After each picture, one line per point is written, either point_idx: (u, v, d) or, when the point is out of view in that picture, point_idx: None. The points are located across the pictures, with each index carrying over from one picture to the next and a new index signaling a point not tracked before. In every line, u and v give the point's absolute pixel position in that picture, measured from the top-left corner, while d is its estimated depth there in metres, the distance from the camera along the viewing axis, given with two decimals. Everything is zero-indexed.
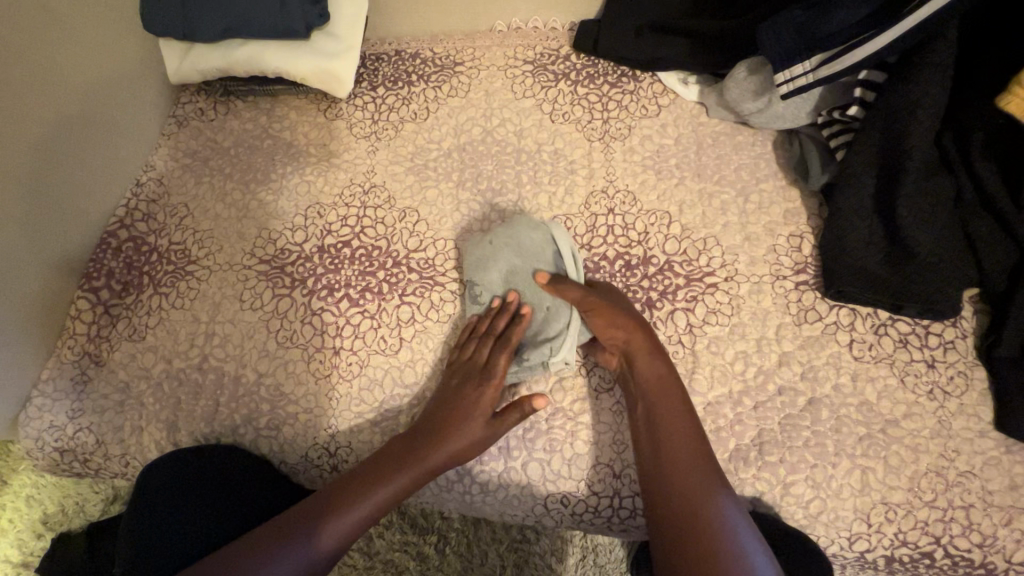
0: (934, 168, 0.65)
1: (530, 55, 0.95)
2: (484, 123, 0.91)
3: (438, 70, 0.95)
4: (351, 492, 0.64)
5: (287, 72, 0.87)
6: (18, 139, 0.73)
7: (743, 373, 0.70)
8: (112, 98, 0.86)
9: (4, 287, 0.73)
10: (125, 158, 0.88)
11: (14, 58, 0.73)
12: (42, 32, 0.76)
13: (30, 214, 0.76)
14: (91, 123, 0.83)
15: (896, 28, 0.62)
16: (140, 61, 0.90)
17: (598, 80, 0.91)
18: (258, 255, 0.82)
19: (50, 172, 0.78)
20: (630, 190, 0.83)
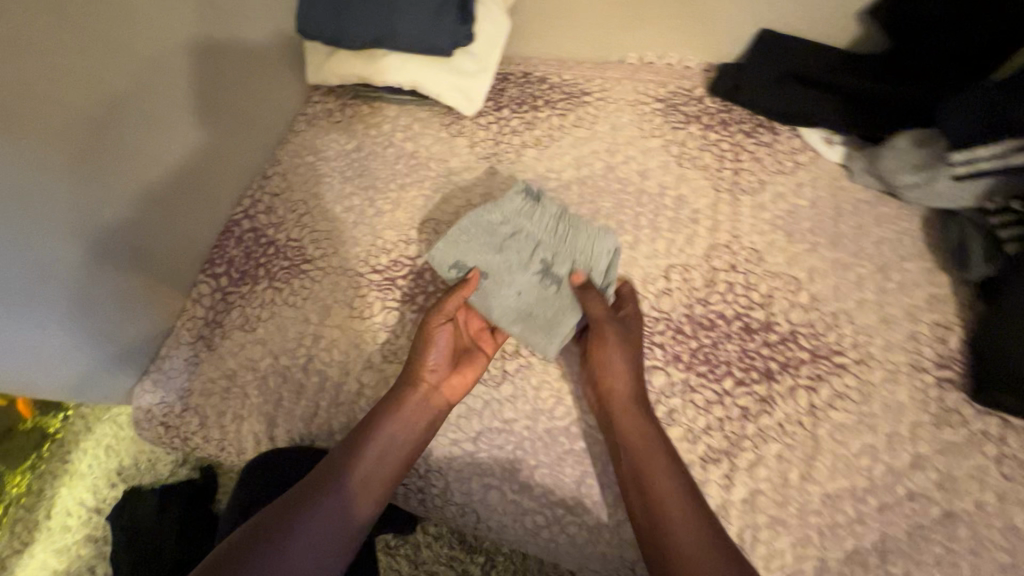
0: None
1: (661, 93, 0.93)
2: (607, 158, 0.89)
3: (565, 98, 0.94)
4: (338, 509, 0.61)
5: (425, 89, 0.88)
6: (161, 138, 0.76)
7: (870, 470, 0.65)
8: (243, 86, 0.87)
9: (135, 264, 0.77)
10: (254, 144, 0.92)
11: (177, 46, 0.75)
12: (186, 35, 0.76)
13: (171, 204, 0.80)
14: (226, 113, 0.85)
15: None
16: (263, 44, 0.90)
17: (732, 128, 0.88)
18: (372, 263, 0.83)
19: (187, 158, 0.81)
20: (756, 248, 0.80)
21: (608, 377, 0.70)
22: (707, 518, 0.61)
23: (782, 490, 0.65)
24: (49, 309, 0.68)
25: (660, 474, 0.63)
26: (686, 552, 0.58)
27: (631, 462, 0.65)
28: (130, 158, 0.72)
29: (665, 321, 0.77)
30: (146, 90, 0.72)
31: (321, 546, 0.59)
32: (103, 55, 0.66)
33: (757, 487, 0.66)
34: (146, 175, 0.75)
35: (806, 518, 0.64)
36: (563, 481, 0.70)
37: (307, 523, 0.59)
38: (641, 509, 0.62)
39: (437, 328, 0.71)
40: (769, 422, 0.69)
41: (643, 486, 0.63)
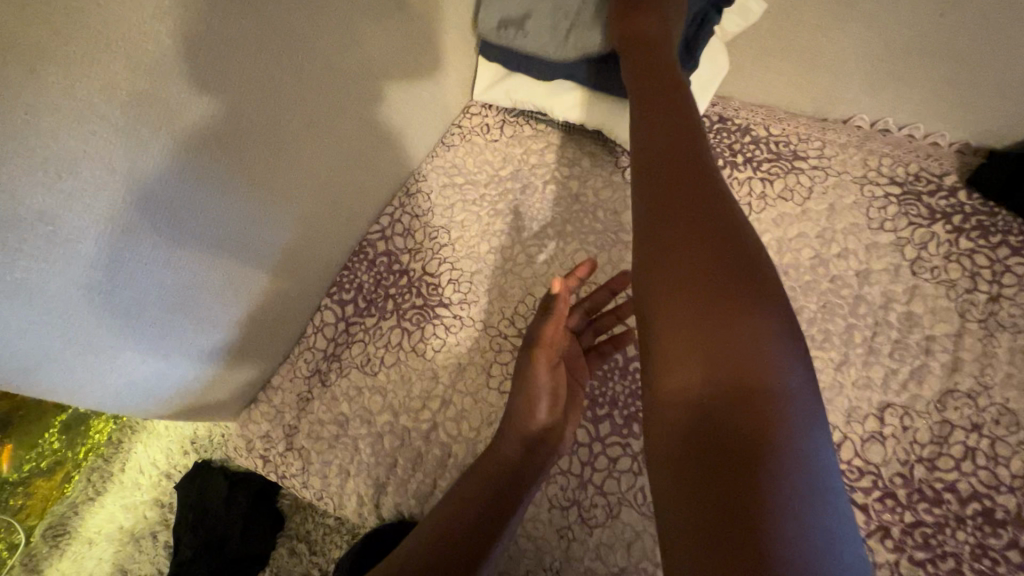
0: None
1: (899, 174, 0.74)
2: (818, 246, 0.72)
3: (771, 158, 0.77)
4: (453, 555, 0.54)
5: (615, 136, 0.76)
6: (262, 152, 0.58)
7: None
8: (381, 37, 0.65)
9: (248, 285, 0.64)
10: (401, 118, 0.74)
11: (341, 35, 0.60)
12: (353, 23, 0.61)
13: (292, 205, 0.65)
14: (360, 77, 0.65)
15: None
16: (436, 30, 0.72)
17: (995, 237, 0.69)
18: (518, 324, 0.71)
19: (329, 171, 0.68)
20: (1011, 407, 0.62)
21: (685, 203, 0.46)
22: (814, 429, 0.37)
23: None
24: (146, 343, 0.57)
25: (750, 340, 0.39)
26: (773, 445, 0.35)
27: (698, 312, 0.41)
28: (258, 164, 0.58)
29: (873, 479, 0.62)
30: (291, 83, 0.57)
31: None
32: (250, 39, 0.51)
33: None
34: (272, 185, 0.61)
35: None
36: None
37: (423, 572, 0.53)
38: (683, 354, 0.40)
39: (543, 356, 0.62)
40: None
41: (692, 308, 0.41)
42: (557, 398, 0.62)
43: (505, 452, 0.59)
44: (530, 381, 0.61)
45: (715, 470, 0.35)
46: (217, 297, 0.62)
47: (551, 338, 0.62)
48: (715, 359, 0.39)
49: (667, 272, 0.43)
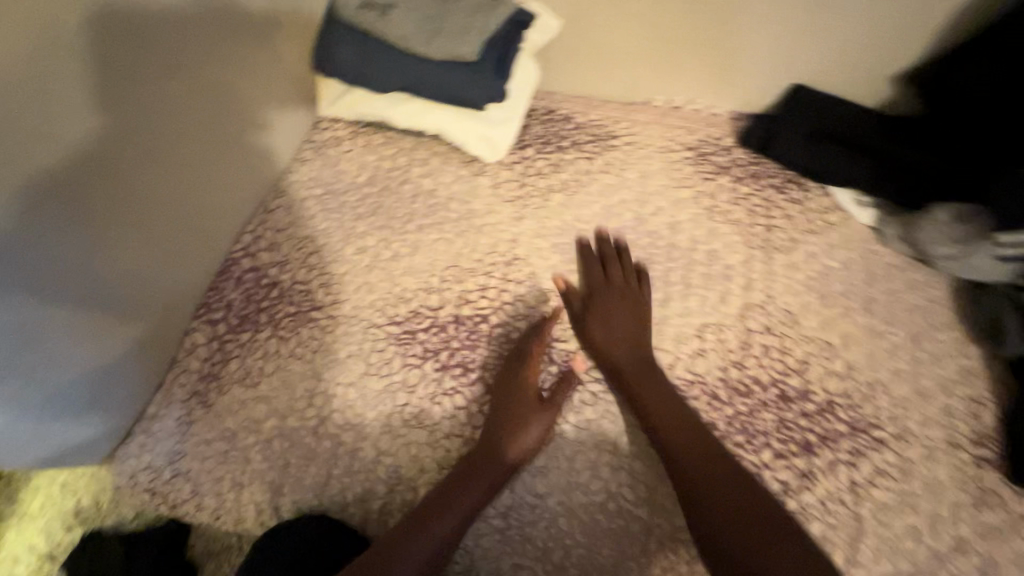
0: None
1: (691, 141, 0.90)
2: (636, 207, 0.86)
3: (591, 140, 0.90)
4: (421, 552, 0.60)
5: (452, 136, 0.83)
6: (113, 187, 0.60)
7: (914, 554, 0.63)
8: (224, 65, 0.70)
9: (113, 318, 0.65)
10: (252, 140, 0.79)
11: (177, 69, 0.64)
12: (185, 56, 0.64)
13: (149, 233, 0.67)
14: (208, 101, 0.69)
15: None
16: (266, 52, 0.76)
17: (763, 182, 0.86)
18: (389, 313, 0.77)
19: (184, 198, 0.70)
20: (790, 311, 0.78)
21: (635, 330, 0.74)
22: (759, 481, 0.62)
23: None
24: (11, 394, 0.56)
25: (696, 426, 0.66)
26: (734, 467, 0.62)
27: (667, 405, 0.68)
28: (112, 198, 0.61)
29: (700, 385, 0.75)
30: (132, 118, 0.61)
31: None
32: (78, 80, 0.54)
33: None
34: (130, 218, 0.64)
35: None
36: (597, 561, 0.66)
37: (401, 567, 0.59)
38: (672, 417, 0.67)
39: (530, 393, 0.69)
40: (810, 499, 0.67)
41: (667, 406, 0.68)
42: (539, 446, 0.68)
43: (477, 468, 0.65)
44: (514, 427, 0.67)
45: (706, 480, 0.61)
46: (87, 325, 0.62)
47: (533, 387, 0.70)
48: (679, 421, 0.66)
49: (647, 380, 0.70)
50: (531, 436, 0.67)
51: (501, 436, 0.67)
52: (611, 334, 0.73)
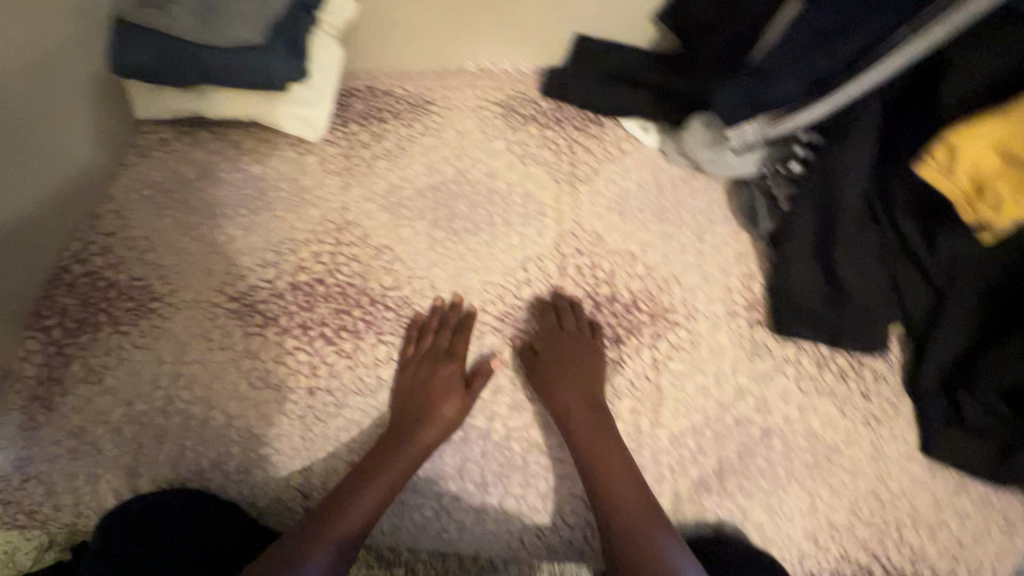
0: (876, 190, 0.70)
1: (500, 98, 0.99)
2: (456, 162, 0.94)
3: (409, 109, 0.98)
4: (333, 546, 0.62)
5: (265, 120, 0.88)
6: None
7: (704, 406, 0.76)
8: (24, 87, 0.71)
9: None
10: (57, 153, 0.79)
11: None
12: None
13: None
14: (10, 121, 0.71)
15: (825, 101, 0.66)
16: (56, 57, 0.74)
17: (566, 125, 0.97)
18: (228, 291, 0.81)
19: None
20: (597, 231, 0.89)
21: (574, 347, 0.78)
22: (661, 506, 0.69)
23: (636, 438, 0.75)
24: None
25: (620, 442, 0.72)
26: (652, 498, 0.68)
27: (592, 412, 0.73)
28: None
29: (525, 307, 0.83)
30: None
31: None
32: None
33: None
34: None
35: (658, 458, 0.73)
36: (445, 470, 0.73)
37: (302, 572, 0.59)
38: (598, 431, 0.72)
39: (447, 375, 0.75)
40: (622, 381, 0.78)
41: (593, 417, 0.73)
42: (451, 427, 0.73)
43: (393, 453, 0.69)
44: (422, 422, 0.71)
45: (627, 508, 0.66)
46: None
47: (447, 373, 0.75)
48: (607, 437, 0.72)
49: (577, 387, 0.75)
50: (445, 413, 0.72)
51: (421, 415, 0.72)
52: (552, 352, 0.77)
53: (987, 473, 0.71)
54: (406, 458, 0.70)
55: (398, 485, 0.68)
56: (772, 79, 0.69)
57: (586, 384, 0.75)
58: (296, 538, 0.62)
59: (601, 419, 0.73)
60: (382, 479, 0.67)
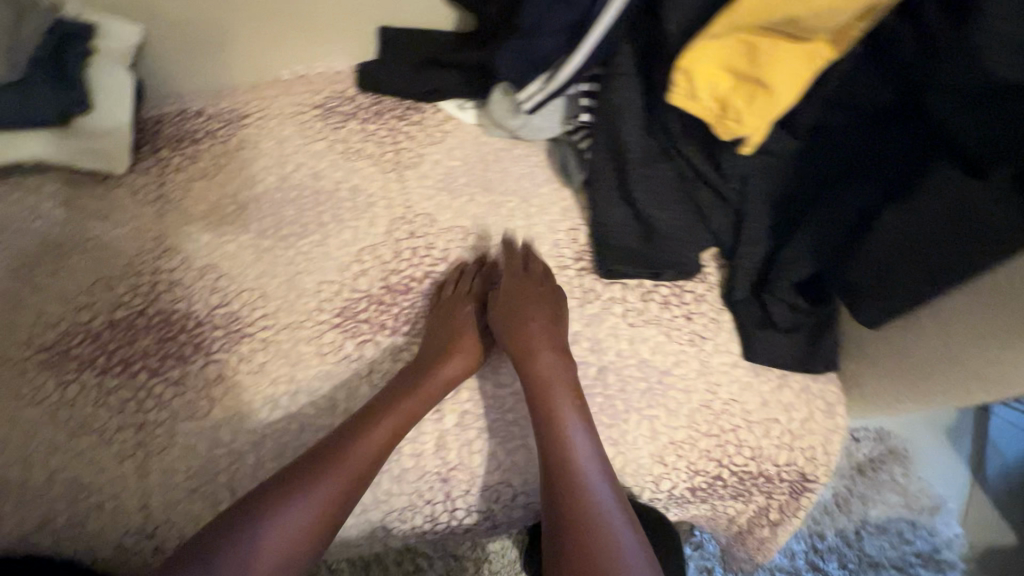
0: (657, 131, 0.77)
1: (317, 100, 0.99)
2: (278, 171, 0.93)
3: (224, 125, 0.95)
4: (308, 509, 0.65)
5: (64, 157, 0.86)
6: None
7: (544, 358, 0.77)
8: None
9: None
10: None
11: None
12: None
13: None
14: None
15: (580, 50, 0.72)
16: None
17: (387, 116, 0.97)
18: (36, 343, 0.76)
19: None
20: (428, 212, 0.90)
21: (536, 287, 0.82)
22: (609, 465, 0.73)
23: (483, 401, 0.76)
24: None
25: (578, 391, 0.74)
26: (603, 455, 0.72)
27: (556, 350, 0.77)
28: None
29: (362, 298, 0.82)
30: None
31: (290, 550, 0.64)
32: None
33: (463, 409, 0.75)
34: None
35: (505, 416, 0.75)
36: None
37: (265, 535, 0.63)
38: (558, 368, 0.75)
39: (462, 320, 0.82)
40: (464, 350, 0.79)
41: (558, 354, 0.76)
42: (459, 380, 0.76)
43: (371, 416, 0.71)
44: (434, 367, 0.75)
45: (587, 461, 0.70)
46: None
47: (463, 315, 0.82)
48: (569, 379, 0.75)
49: (535, 322, 0.79)
50: (455, 363, 0.76)
51: (433, 362, 0.75)
52: (510, 290, 0.83)
53: (796, 363, 0.78)
54: (399, 414, 0.71)
55: (386, 447, 0.70)
56: (534, 35, 0.73)
57: (545, 317, 0.79)
58: (266, 493, 0.65)
59: (564, 357, 0.76)
60: (362, 448, 0.69)
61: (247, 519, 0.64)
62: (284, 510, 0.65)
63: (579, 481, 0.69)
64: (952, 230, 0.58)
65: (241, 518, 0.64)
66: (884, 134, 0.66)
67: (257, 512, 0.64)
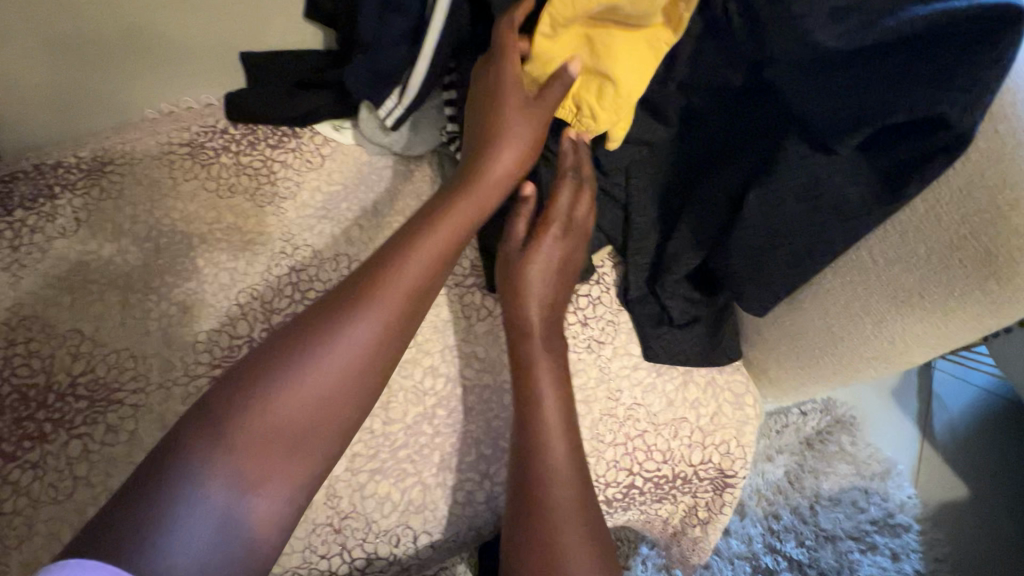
0: None
1: (186, 137, 0.90)
2: (145, 219, 0.85)
3: (85, 176, 0.86)
4: (300, 414, 0.58)
5: None
6: None
7: (435, 388, 0.73)
8: None
9: None
10: None
11: None
12: None
13: None
14: None
15: (422, 58, 0.68)
16: None
17: (260, 146, 0.90)
18: None
19: None
20: (310, 244, 0.85)
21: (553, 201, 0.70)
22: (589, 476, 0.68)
23: (372, 442, 0.70)
24: None
25: (564, 386, 0.69)
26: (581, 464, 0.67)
27: (549, 319, 0.70)
28: None
29: (242, 344, 0.78)
30: None
31: (268, 469, 0.57)
32: None
33: (352, 452, 0.70)
34: None
35: (397, 454, 0.70)
36: None
37: (243, 438, 0.56)
38: (544, 338, 0.70)
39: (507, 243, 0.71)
40: None
41: (543, 323, 0.70)
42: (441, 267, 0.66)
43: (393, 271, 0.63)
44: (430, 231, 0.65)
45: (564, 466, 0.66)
46: None
47: (487, 193, 0.68)
48: (555, 368, 0.69)
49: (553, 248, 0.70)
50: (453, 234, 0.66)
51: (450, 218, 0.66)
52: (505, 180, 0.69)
53: (699, 357, 0.75)
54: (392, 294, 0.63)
55: (376, 352, 0.62)
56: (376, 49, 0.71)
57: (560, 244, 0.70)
58: (246, 389, 0.57)
59: (550, 334, 0.70)
60: (355, 337, 0.61)
61: (234, 412, 0.56)
62: (262, 419, 0.57)
63: (546, 491, 0.64)
64: (811, 215, 0.57)
65: (222, 411, 0.56)
66: (744, 117, 0.65)
67: (230, 410, 0.56)
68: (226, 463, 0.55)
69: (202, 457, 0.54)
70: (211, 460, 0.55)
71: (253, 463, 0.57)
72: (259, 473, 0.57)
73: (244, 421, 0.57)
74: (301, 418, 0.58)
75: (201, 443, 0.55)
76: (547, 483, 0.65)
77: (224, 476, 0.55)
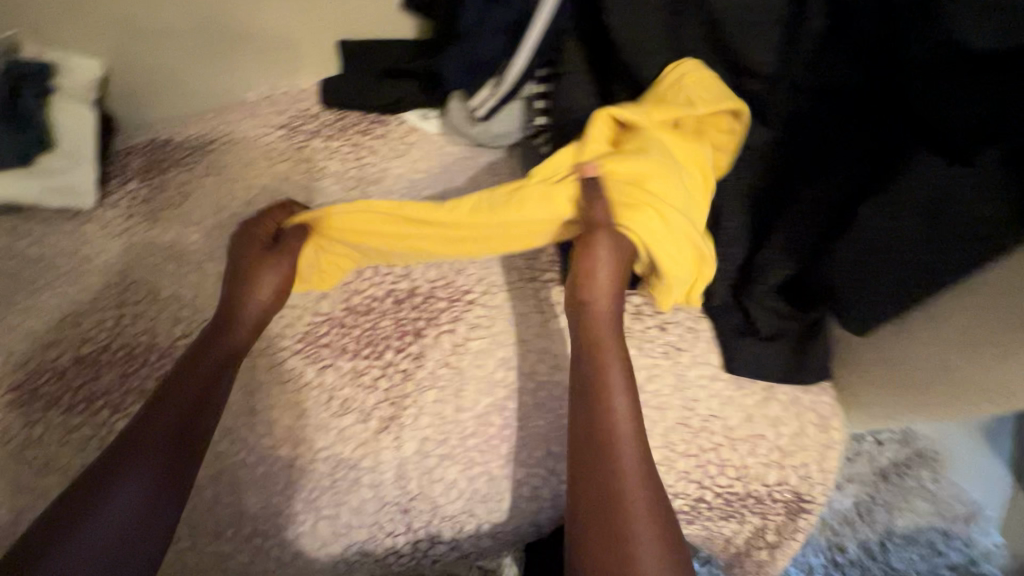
0: None
1: (282, 120, 0.95)
2: (243, 196, 0.90)
3: (190, 153, 0.93)
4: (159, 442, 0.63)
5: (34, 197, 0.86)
6: None
7: (506, 379, 0.74)
8: None
9: None
10: None
11: None
12: None
13: None
14: None
15: (524, 47, 0.69)
16: None
17: (351, 132, 0.93)
18: None
19: None
20: None
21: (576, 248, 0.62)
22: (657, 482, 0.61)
23: (441, 428, 0.72)
24: None
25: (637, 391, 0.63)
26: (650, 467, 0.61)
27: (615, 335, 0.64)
28: None
29: None
30: None
31: (165, 487, 0.61)
32: None
33: (423, 435, 0.72)
34: None
35: (466, 442, 0.72)
36: (247, 512, 0.70)
37: (145, 474, 0.61)
38: (613, 349, 0.63)
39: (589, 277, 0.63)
40: (422, 374, 0.74)
41: (613, 335, 0.64)
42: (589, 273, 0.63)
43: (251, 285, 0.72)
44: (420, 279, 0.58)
45: (622, 471, 0.59)
46: None
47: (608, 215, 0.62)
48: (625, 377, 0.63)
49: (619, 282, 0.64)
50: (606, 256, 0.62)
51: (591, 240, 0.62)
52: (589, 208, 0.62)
53: (783, 372, 0.72)
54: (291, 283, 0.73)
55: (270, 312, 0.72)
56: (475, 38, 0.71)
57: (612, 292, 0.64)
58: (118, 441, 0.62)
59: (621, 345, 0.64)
60: (252, 305, 0.71)
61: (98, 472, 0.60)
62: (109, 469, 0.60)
63: (610, 492, 0.58)
64: (930, 227, 0.53)
65: (114, 463, 0.61)
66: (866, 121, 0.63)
67: (121, 454, 0.61)
68: (120, 495, 0.59)
69: (96, 498, 0.58)
70: (117, 496, 0.59)
71: (143, 483, 0.60)
72: (159, 502, 0.60)
73: (152, 465, 0.61)
74: (139, 466, 0.61)
75: (99, 490, 0.59)
76: (614, 484, 0.58)
77: (134, 508, 0.59)
